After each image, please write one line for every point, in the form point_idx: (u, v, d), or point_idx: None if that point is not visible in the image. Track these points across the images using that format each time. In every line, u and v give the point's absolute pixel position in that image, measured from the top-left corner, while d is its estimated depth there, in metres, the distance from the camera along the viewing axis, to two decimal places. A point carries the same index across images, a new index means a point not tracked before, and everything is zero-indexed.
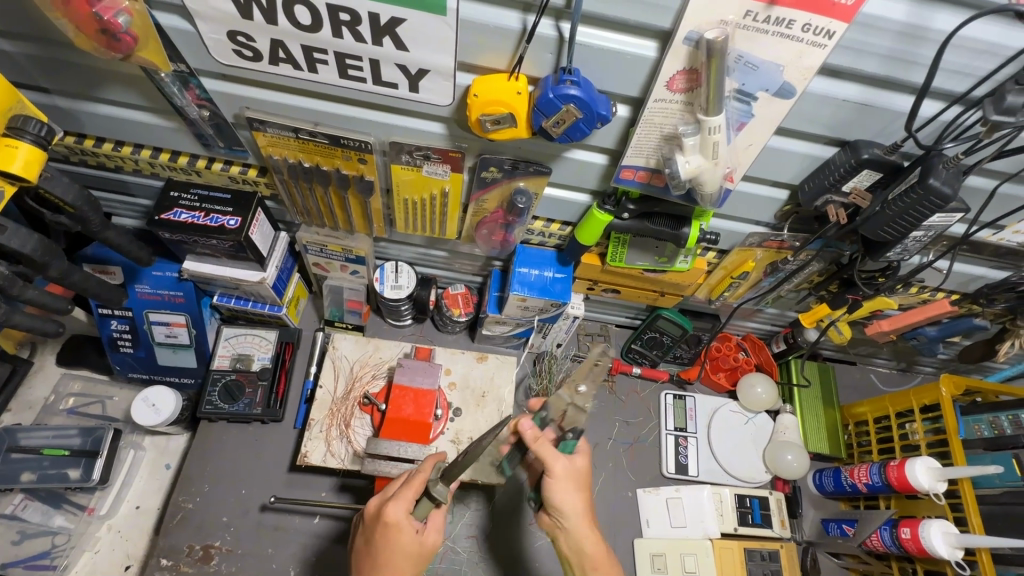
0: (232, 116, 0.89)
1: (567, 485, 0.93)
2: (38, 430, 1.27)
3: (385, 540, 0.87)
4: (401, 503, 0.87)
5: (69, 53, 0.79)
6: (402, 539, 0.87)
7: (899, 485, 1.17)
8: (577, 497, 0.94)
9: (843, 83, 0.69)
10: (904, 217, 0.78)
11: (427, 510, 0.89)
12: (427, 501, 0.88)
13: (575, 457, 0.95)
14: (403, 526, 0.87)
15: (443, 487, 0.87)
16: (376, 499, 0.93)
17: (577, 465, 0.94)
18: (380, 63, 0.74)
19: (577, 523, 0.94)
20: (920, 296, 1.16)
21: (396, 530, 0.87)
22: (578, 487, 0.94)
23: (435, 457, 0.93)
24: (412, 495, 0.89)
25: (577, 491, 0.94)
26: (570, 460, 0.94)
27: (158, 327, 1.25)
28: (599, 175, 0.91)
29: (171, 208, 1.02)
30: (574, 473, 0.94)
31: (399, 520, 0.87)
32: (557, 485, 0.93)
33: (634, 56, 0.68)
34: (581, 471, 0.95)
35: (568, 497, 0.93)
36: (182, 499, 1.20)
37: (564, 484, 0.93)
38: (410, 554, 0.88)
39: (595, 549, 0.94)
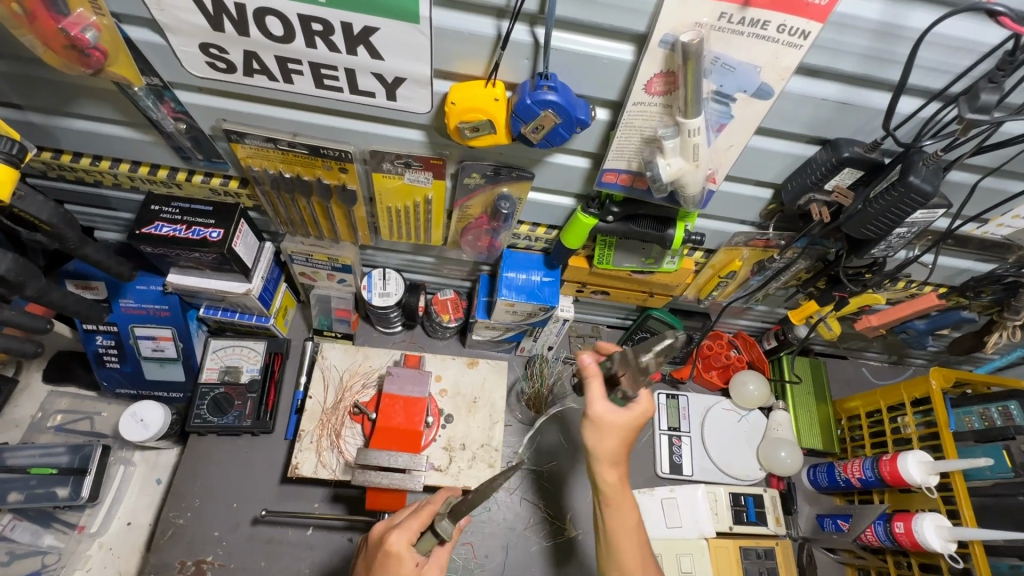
0: (210, 129, 0.88)
1: (601, 427, 0.91)
2: (24, 449, 1.25)
3: (386, 570, 0.85)
4: (404, 532, 0.85)
5: (40, 68, 0.78)
6: (401, 571, 0.84)
7: (892, 480, 1.17)
8: (611, 441, 0.91)
9: (821, 82, 0.69)
10: (886, 214, 0.78)
11: (430, 545, 0.86)
12: (432, 536, 0.86)
13: (622, 411, 0.91)
14: (403, 557, 0.84)
15: (449, 523, 0.85)
16: (381, 526, 0.92)
17: (621, 416, 0.90)
18: (355, 71, 0.73)
19: (602, 463, 0.91)
20: (908, 290, 1.16)
21: (396, 561, 0.84)
22: (615, 435, 0.90)
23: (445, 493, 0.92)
24: (417, 526, 0.87)
25: (613, 437, 0.91)
26: (611, 407, 0.91)
27: (144, 341, 1.24)
28: (582, 179, 0.90)
29: (152, 222, 1.01)
30: (616, 424, 0.90)
31: (399, 549, 0.84)
32: (592, 427, 0.91)
33: (610, 60, 0.68)
34: (625, 424, 0.90)
35: (600, 442, 0.91)
36: (173, 515, 1.19)
37: (599, 429, 0.91)
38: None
39: (615, 490, 0.91)
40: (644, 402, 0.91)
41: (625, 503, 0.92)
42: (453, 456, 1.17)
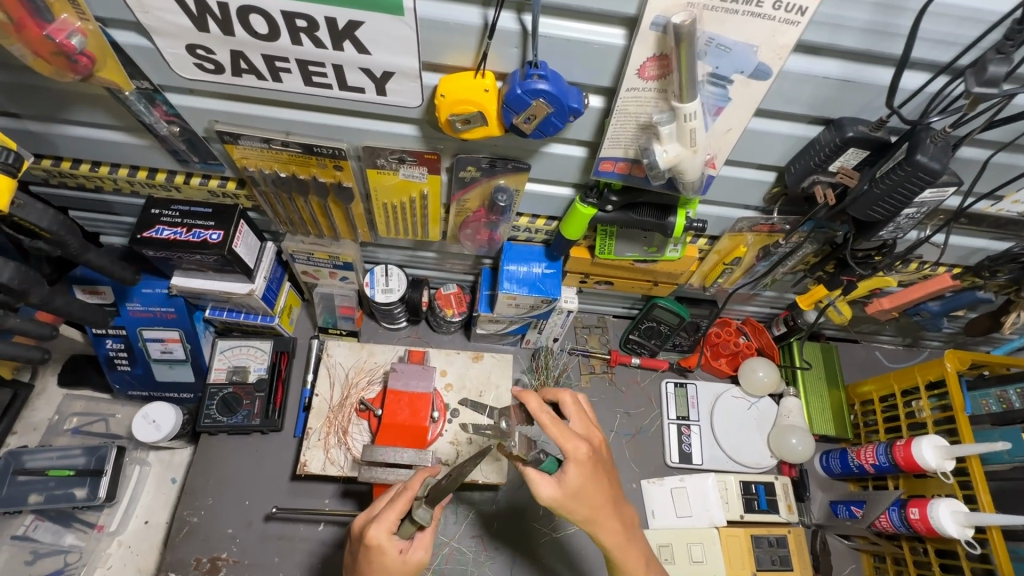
0: (203, 131, 0.88)
1: (581, 492, 0.83)
2: (43, 452, 1.29)
3: (370, 562, 0.85)
4: (382, 524, 0.84)
5: (34, 78, 0.78)
6: (386, 561, 0.84)
7: (907, 465, 1.15)
8: (583, 507, 0.84)
9: (822, 60, 0.67)
10: (894, 195, 0.76)
11: (410, 531, 0.85)
12: (410, 523, 0.84)
13: (563, 476, 0.82)
14: (386, 548, 0.84)
15: (426, 511, 0.83)
16: (360, 520, 0.91)
17: (572, 484, 0.82)
18: (343, 67, 0.72)
19: (597, 525, 0.86)
20: (920, 272, 1.13)
21: (379, 552, 0.84)
22: (584, 493, 0.83)
23: (421, 476, 0.90)
24: (395, 515, 0.85)
25: (587, 498, 0.83)
26: (564, 482, 0.82)
27: (153, 344, 1.26)
28: (579, 168, 0.89)
29: (153, 226, 1.02)
30: (571, 494, 0.82)
31: (381, 542, 0.84)
32: (563, 509, 0.83)
33: (601, 45, 0.66)
34: (579, 486, 0.82)
35: (580, 511, 0.84)
36: (186, 513, 1.21)
37: (566, 509, 0.83)
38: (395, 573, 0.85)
39: (618, 540, 0.88)
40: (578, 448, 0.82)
41: (631, 551, 0.90)
42: (460, 450, 1.16)
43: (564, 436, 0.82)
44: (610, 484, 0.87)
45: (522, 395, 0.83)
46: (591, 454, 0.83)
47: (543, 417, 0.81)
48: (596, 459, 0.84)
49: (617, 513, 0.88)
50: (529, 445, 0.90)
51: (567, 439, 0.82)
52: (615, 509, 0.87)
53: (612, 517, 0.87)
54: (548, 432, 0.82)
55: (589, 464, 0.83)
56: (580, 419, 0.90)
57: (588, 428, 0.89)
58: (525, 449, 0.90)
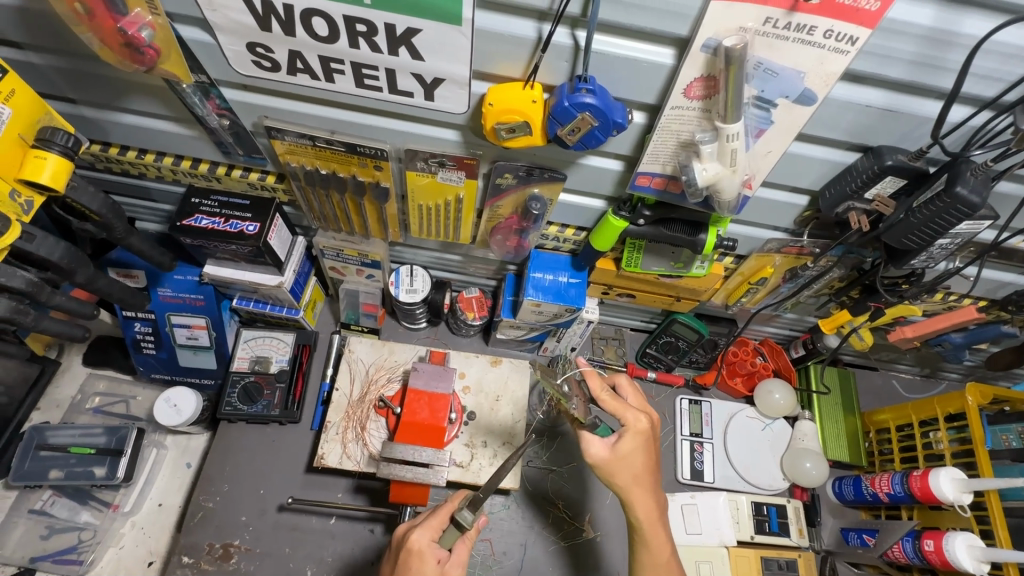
0: (251, 125, 0.90)
1: (631, 459, 0.87)
2: (65, 428, 1.31)
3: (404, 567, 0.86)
4: (426, 529, 0.87)
5: (97, 66, 0.81)
6: (424, 569, 0.85)
7: (923, 496, 1.14)
8: (627, 472, 0.87)
9: (865, 88, 0.68)
10: (929, 226, 0.76)
11: (452, 540, 0.88)
12: (454, 529, 0.88)
13: (616, 442, 0.87)
14: (425, 553, 0.85)
15: (469, 513, 0.88)
16: (401, 528, 0.93)
17: (620, 449, 0.87)
18: (396, 72, 0.74)
19: (629, 500, 0.88)
20: (945, 303, 1.13)
21: (418, 558, 0.85)
22: (632, 464, 0.88)
23: (462, 491, 0.95)
24: (437, 523, 0.89)
25: (633, 470, 0.87)
26: (615, 446, 0.87)
27: (180, 330, 1.28)
28: (614, 181, 0.90)
29: (192, 214, 1.04)
30: (617, 458, 0.87)
31: (422, 546, 0.86)
32: (606, 471, 0.87)
33: (650, 63, 0.67)
34: (627, 454, 0.87)
35: (622, 479, 0.87)
36: (202, 498, 1.23)
37: (608, 471, 0.87)
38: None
39: (649, 516, 0.89)
40: (640, 419, 0.88)
41: (662, 538, 0.91)
42: (475, 453, 1.19)
43: (621, 408, 0.89)
44: (654, 465, 0.91)
45: (585, 372, 0.91)
46: (647, 428, 0.89)
47: (602, 394, 0.89)
48: (649, 437, 0.89)
49: (651, 493, 0.89)
50: (587, 412, 0.98)
51: (624, 409, 0.88)
52: (652, 486, 0.89)
53: (644, 497, 0.88)
54: (605, 405, 0.89)
55: (643, 438, 0.88)
56: (636, 397, 0.95)
57: (644, 403, 0.93)
58: (583, 413, 0.97)
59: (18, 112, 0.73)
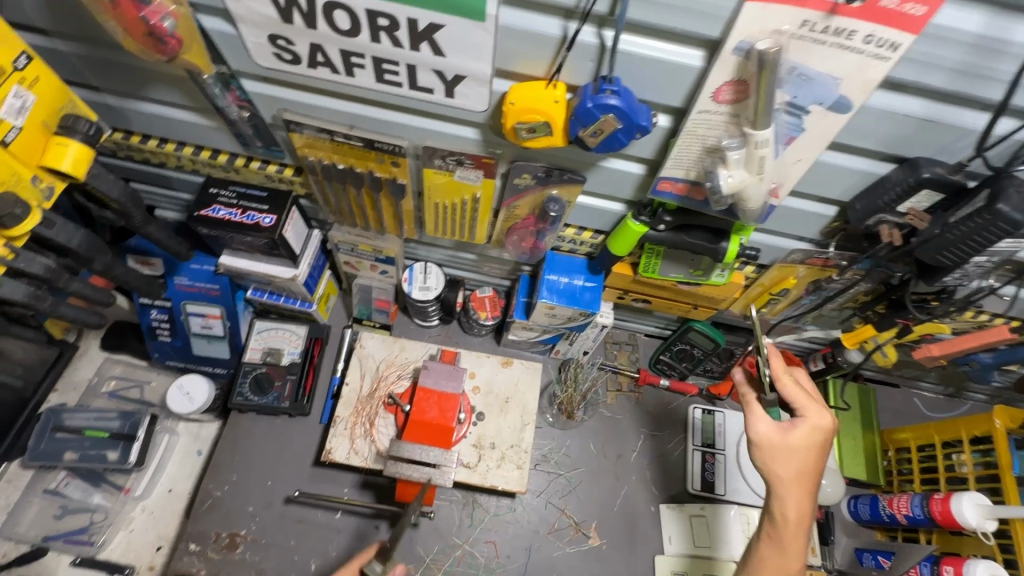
0: (270, 117, 0.90)
1: (801, 453, 0.83)
2: (81, 411, 1.33)
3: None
4: None
5: (119, 54, 0.81)
6: None
7: (944, 521, 1.11)
8: (790, 465, 0.83)
9: (904, 97, 0.65)
10: (965, 243, 0.73)
11: None
12: None
13: (790, 429, 0.83)
14: None
15: (377, 565, 0.91)
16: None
17: (794, 438, 0.83)
18: (417, 68, 0.73)
19: (779, 492, 0.83)
20: (975, 322, 1.09)
21: None
22: (799, 458, 0.83)
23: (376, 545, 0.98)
24: (348, 574, 0.95)
25: (802, 464, 0.83)
26: (781, 428, 0.84)
27: (195, 318, 1.29)
28: (635, 185, 0.88)
29: (210, 205, 1.04)
30: (783, 446, 0.83)
31: None
32: (762, 452, 0.84)
33: (678, 65, 0.65)
34: (797, 446, 0.83)
35: (778, 470, 0.83)
36: (211, 486, 1.24)
37: (769, 453, 0.83)
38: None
39: (789, 531, 0.83)
40: (821, 416, 0.84)
41: (794, 561, 0.84)
42: (483, 455, 1.19)
43: (805, 399, 0.85)
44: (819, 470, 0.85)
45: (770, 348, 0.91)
46: (828, 427, 0.84)
47: (795, 390, 0.86)
48: (827, 438, 0.85)
49: (806, 498, 0.84)
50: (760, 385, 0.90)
51: (812, 404, 0.85)
52: (810, 489, 0.84)
53: (800, 497, 0.83)
54: (798, 397, 0.85)
55: (821, 437, 0.84)
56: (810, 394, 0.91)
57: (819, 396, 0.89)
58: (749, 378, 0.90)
59: (41, 99, 0.73)
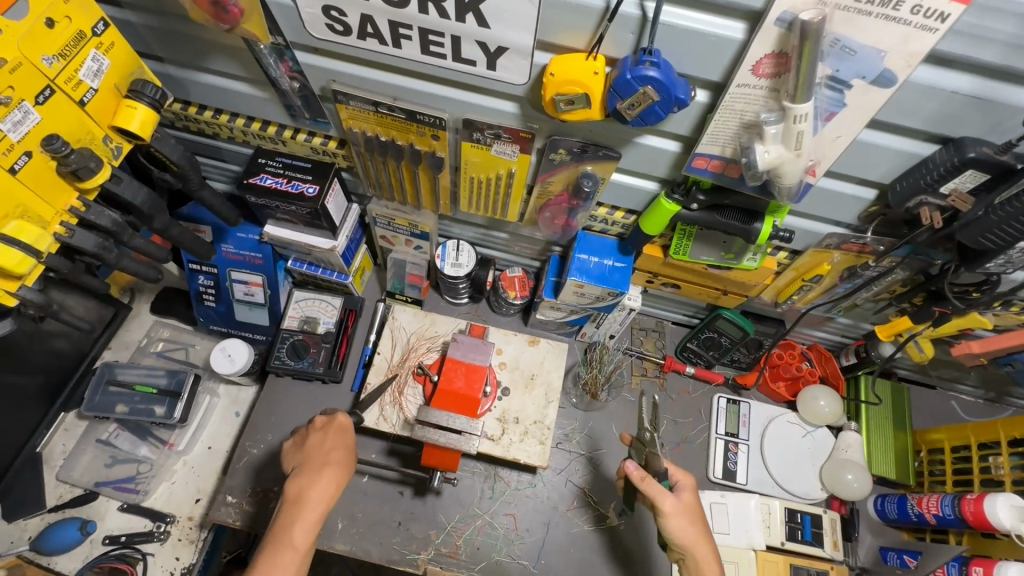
0: (319, 89, 0.94)
1: (692, 513, 0.97)
2: (132, 367, 1.42)
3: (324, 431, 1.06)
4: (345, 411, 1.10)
5: (185, 24, 0.87)
6: (349, 436, 1.06)
7: (975, 521, 1.08)
8: (692, 525, 0.96)
9: (953, 73, 0.64)
10: (1010, 225, 0.71)
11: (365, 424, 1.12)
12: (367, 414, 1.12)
13: (683, 492, 0.98)
14: (351, 424, 1.08)
15: None
16: (320, 415, 1.10)
17: (687, 499, 0.97)
18: (461, 40, 0.76)
19: (699, 551, 0.95)
20: (1020, 318, 1.05)
21: (344, 428, 1.06)
22: (693, 515, 0.97)
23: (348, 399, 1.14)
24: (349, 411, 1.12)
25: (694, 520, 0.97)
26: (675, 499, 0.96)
27: (238, 285, 1.36)
28: (669, 163, 0.89)
29: (258, 173, 1.10)
30: (684, 508, 0.96)
31: (348, 421, 1.08)
32: (672, 523, 0.95)
33: (719, 38, 0.66)
34: (691, 505, 0.97)
35: (686, 532, 0.95)
36: (248, 444, 1.30)
37: (677, 520, 0.95)
38: (344, 441, 1.05)
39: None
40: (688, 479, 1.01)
41: None
42: (506, 428, 1.22)
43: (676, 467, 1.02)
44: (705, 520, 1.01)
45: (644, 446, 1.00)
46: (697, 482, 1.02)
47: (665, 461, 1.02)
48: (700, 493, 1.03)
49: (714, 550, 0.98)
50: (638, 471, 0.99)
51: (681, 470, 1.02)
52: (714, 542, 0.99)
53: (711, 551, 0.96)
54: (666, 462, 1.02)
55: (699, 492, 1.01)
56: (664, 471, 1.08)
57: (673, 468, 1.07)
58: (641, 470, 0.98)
59: (116, 62, 0.79)
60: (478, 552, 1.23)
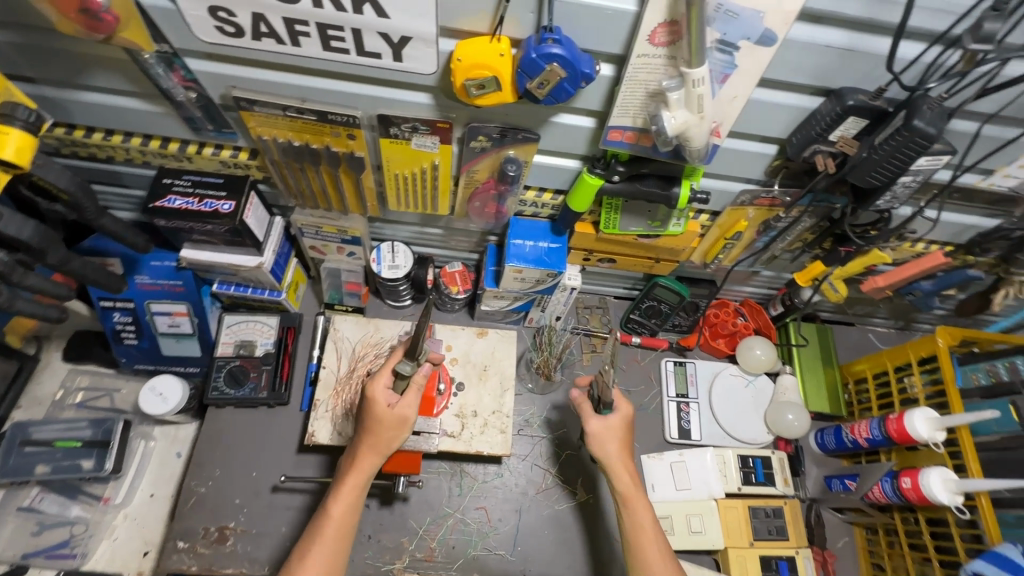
0: (220, 97, 0.89)
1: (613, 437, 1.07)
2: (49, 423, 1.29)
3: (369, 413, 0.98)
4: (379, 379, 0.99)
5: (55, 39, 0.80)
6: (376, 411, 0.97)
7: (900, 437, 1.19)
8: (613, 447, 1.06)
9: (824, 28, 0.70)
10: (891, 161, 0.79)
11: (403, 386, 0.99)
12: (402, 377, 0.99)
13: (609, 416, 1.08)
14: (376, 397, 0.97)
15: (408, 363, 0.97)
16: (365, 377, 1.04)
17: (612, 421, 1.07)
18: (362, 32, 0.74)
19: (617, 472, 1.05)
20: (913, 249, 1.17)
21: (372, 401, 0.98)
22: (615, 437, 1.07)
23: (400, 348, 1.04)
24: (389, 370, 1.00)
25: (616, 444, 1.07)
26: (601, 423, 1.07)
27: (160, 317, 1.27)
28: (586, 140, 0.91)
29: (165, 196, 1.03)
30: (606, 430, 1.07)
31: (375, 392, 0.98)
32: (595, 442, 1.07)
33: (614, 11, 0.69)
34: (615, 428, 1.07)
35: (607, 453, 1.06)
36: (195, 483, 1.22)
37: (600, 441, 1.07)
38: (379, 430, 0.96)
39: (634, 495, 1.03)
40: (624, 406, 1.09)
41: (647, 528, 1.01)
42: (466, 423, 1.21)
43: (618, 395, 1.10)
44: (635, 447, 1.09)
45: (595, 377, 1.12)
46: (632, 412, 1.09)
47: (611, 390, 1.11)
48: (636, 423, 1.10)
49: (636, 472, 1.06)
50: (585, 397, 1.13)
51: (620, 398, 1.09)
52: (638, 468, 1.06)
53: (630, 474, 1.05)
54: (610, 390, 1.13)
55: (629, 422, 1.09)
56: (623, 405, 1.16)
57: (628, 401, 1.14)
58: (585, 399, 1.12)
59: None
60: (454, 551, 1.23)
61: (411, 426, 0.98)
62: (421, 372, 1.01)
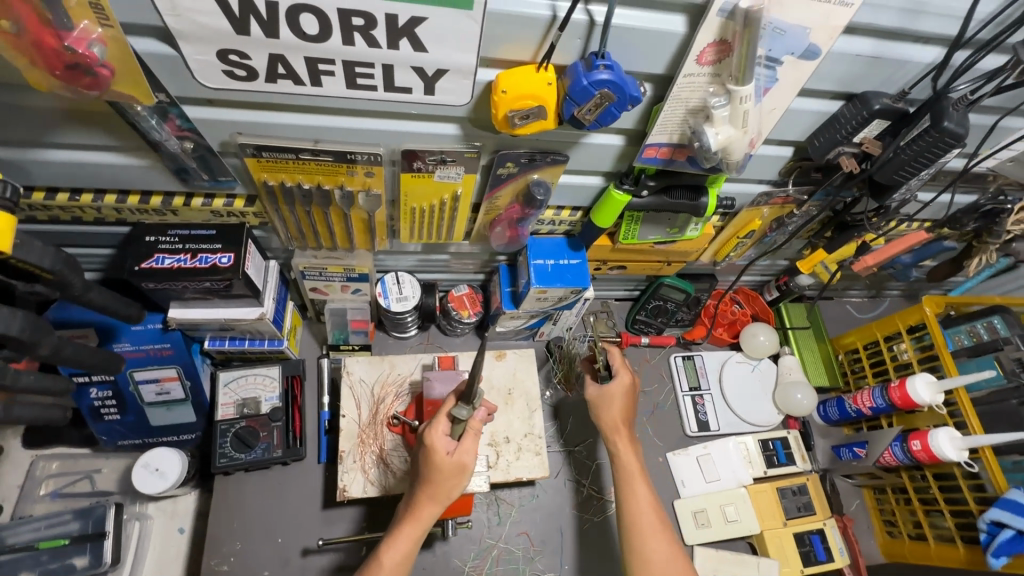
0: (219, 144, 0.79)
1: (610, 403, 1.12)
2: (25, 523, 1.13)
3: (428, 465, 0.93)
4: (435, 426, 0.94)
5: (19, 95, 0.68)
6: (437, 461, 0.92)
7: (903, 404, 1.28)
8: (612, 410, 1.12)
9: (857, 39, 0.72)
10: (919, 159, 0.83)
11: (460, 431, 0.94)
12: (459, 423, 0.94)
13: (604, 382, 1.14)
14: (435, 445, 0.92)
15: (463, 408, 0.92)
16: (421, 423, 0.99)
17: (608, 387, 1.13)
18: (393, 67, 0.68)
19: (612, 436, 1.10)
20: (899, 229, 1.25)
21: (431, 450, 0.92)
22: (610, 401, 1.12)
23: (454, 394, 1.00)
24: (443, 418, 0.95)
25: (612, 410, 1.12)
26: (602, 385, 1.14)
27: (147, 386, 1.14)
28: (615, 157, 0.90)
29: (151, 255, 0.91)
30: (601, 397, 1.13)
31: (432, 440, 0.93)
32: (595, 406, 1.14)
33: (663, 32, 0.67)
34: (612, 394, 1.13)
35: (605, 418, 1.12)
36: (215, 562, 1.12)
37: (597, 405, 1.14)
38: (447, 473, 0.92)
39: (627, 462, 1.06)
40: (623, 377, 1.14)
41: (632, 490, 1.02)
42: (500, 451, 1.17)
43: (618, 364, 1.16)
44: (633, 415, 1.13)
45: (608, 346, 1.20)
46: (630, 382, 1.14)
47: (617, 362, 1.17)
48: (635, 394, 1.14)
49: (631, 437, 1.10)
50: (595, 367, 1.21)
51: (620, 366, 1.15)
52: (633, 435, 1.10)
53: (625, 438, 1.09)
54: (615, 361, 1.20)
55: (627, 393, 1.13)
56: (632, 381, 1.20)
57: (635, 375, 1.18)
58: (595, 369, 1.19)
59: None
60: None
61: (469, 472, 0.94)
62: (477, 416, 0.97)
